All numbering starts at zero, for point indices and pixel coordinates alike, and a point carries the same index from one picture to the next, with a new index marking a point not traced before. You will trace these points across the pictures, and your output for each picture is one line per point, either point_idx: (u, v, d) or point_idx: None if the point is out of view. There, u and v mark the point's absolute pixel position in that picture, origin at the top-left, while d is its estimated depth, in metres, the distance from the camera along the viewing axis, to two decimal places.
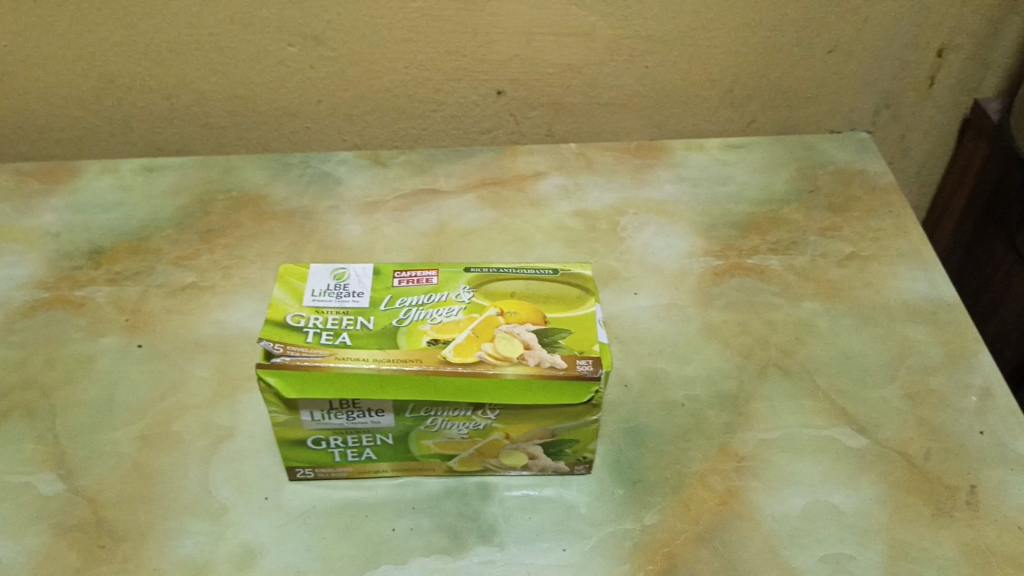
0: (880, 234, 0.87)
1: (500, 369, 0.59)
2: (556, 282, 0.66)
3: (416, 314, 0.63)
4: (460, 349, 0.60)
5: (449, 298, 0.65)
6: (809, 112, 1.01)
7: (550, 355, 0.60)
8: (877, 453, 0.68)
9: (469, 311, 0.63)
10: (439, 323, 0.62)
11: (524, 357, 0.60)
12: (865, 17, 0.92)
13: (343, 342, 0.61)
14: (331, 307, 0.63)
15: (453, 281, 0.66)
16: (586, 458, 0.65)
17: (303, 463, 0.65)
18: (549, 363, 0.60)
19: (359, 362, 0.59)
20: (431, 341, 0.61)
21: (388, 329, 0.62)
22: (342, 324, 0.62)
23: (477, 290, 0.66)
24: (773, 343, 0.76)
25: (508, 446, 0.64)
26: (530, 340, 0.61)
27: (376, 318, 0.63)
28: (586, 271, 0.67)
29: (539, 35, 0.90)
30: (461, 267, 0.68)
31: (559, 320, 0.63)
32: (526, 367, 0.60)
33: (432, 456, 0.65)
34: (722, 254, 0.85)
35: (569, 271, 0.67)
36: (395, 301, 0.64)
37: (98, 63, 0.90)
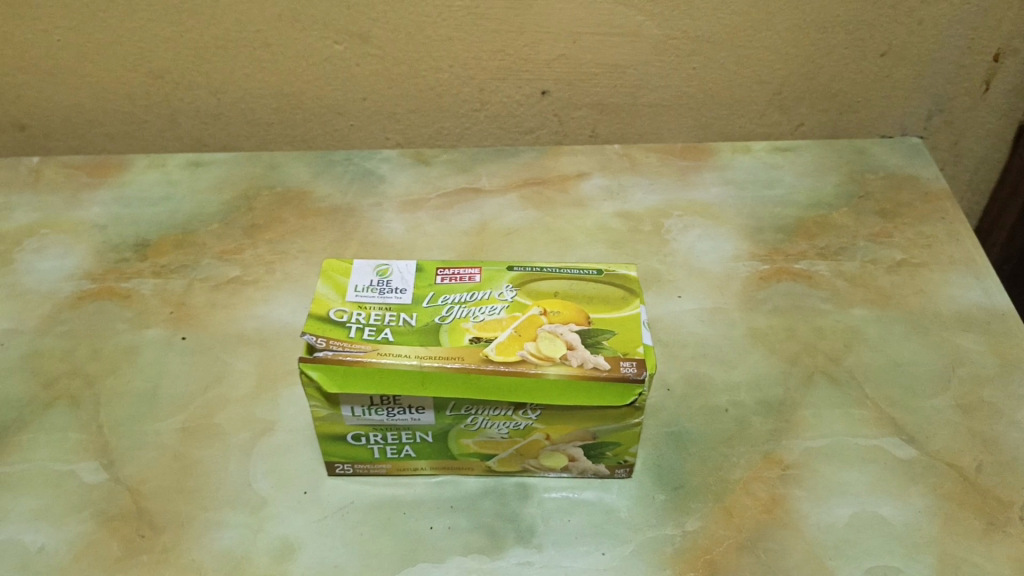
0: (932, 241, 0.84)
1: (543, 368, 0.59)
2: (600, 282, 0.66)
3: (458, 311, 0.63)
4: (502, 348, 0.60)
5: (492, 296, 0.64)
6: (859, 116, 0.99)
7: (593, 356, 0.59)
8: (927, 465, 0.66)
9: (512, 310, 0.63)
10: (481, 321, 0.62)
11: (567, 357, 0.59)
12: (920, 20, 0.90)
13: (385, 338, 0.60)
14: (373, 303, 0.63)
15: (496, 280, 0.66)
16: (627, 461, 0.65)
17: (342, 458, 0.65)
18: (592, 364, 0.59)
19: (401, 357, 0.59)
20: (473, 339, 0.60)
21: (430, 326, 0.62)
22: (385, 319, 0.62)
23: (520, 288, 0.65)
24: (820, 349, 0.75)
25: (548, 447, 0.63)
26: (573, 340, 0.61)
27: (418, 315, 0.63)
28: (630, 272, 0.66)
29: (585, 35, 0.90)
30: (504, 265, 0.67)
31: (603, 321, 0.62)
32: (569, 367, 0.59)
33: (471, 456, 0.64)
34: (769, 258, 0.84)
35: (613, 271, 0.67)
36: (438, 298, 0.64)
37: (148, 59, 0.91)
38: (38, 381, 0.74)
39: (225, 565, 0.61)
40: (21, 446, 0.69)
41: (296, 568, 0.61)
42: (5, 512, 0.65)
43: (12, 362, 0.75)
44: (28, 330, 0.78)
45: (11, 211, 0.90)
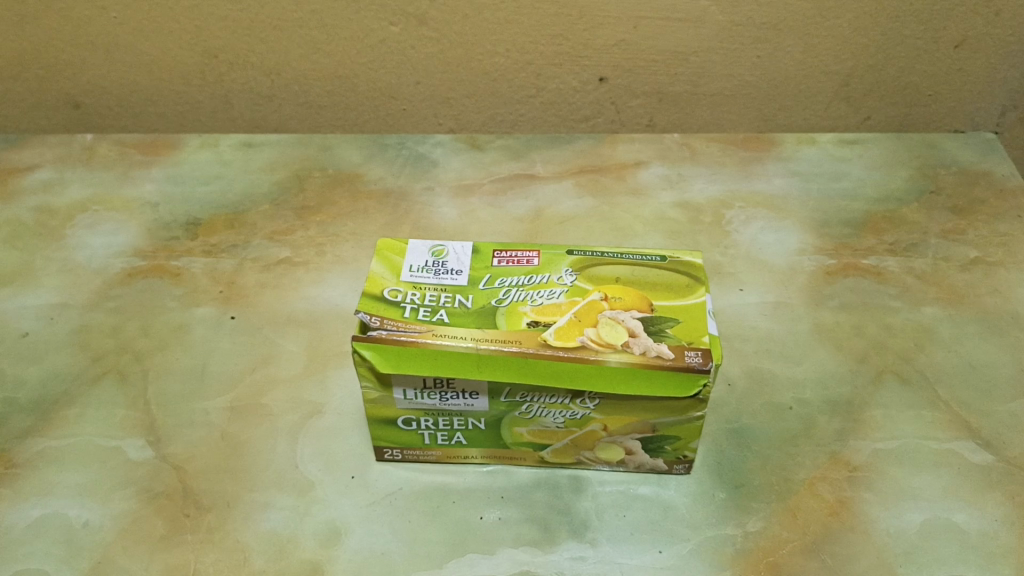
0: (1007, 239, 0.81)
1: (603, 355, 0.56)
2: (664, 268, 0.63)
3: (516, 294, 0.61)
4: (561, 333, 0.58)
5: (551, 279, 0.62)
6: (930, 110, 0.94)
7: (656, 344, 0.57)
8: (1004, 471, 0.63)
9: (572, 294, 0.60)
10: (539, 304, 0.60)
11: (628, 344, 0.57)
12: (998, 9, 0.86)
13: (441, 319, 0.59)
14: (427, 283, 0.61)
15: (556, 263, 0.63)
16: (686, 457, 0.62)
17: (392, 443, 0.63)
18: (656, 352, 0.56)
19: (456, 340, 0.57)
20: (531, 323, 0.58)
21: (486, 308, 0.60)
22: (440, 301, 0.60)
23: (580, 272, 0.63)
24: (891, 348, 0.72)
25: (605, 438, 0.61)
26: (635, 327, 0.58)
27: (474, 297, 0.61)
28: (696, 259, 0.63)
29: (647, 20, 0.87)
30: (564, 248, 0.65)
31: (666, 308, 0.60)
32: (631, 355, 0.56)
33: (524, 445, 0.62)
34: (836, 253, 0.80)
35: (677, 258, 0.64)
36: (495, 281, 0.62)
37: (202, 38, 0.89)
38: (86, 355, 0.73)
39: (271, 548, 0.60)
40: (67, 421, 0.68)
41: (343, 553, 0.59)
42: (50, 486, 0.64)
43: (62, 334, 0.75)
44: (78, 304, 0.77)
45: (65, 187, 0.90)
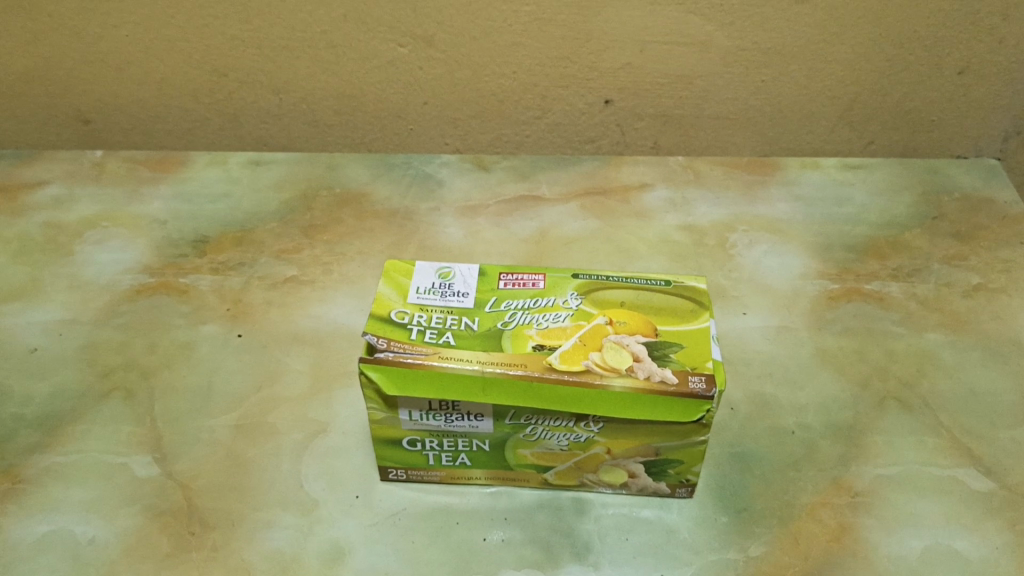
0: (1009, 266, 0.82)
1: (607, 379, 0.57)
2: (668, 293, 0.64)
3: (521, 317, 0.61)
4: (566, 357, 0.58)
5: (556, 303, 0.63)
6: (933, 136, 0.95)
7: (660, 369, 0.57)
8: (1005, 498, 0.63)
9: (577, 318, 0.61)
10: (545, 328, 0.60)
11: (632, 369, 0.57)
12: (1002, 37, 0.87)
13: (447, 341, 0.59)
14: (434, 305, 0.62)
15: (561, 287, 0.64)
16: (689, 480, 0.62)
17: (397, 463, 0.64)
18: (660, 377, 0.57)
19: (462, 362, 0.57)
20: (536, 346, 0.59)
21: (492, 331, 0.60)
22: (446, 322, 0.61)
23: (585, 296, 0.63)
24: (893, 373, 0.72)
25: (608, 461, 0.61)
26: (640, 352, 0.59)
27: (480, 319, 0.61)
28: (700, 284, 0.64)
29: (652, 44, 0.87)
30: (569, 273, 0.66)
31: (671, 333, 0.60)
32: (635, 379, 0.57)
33: (528, 467, 0.62)
34: (838, 277, 0.81)
35: (681, 283, 0.64)
36: (501, 303, 0.63)
37: (213, 57, 0.90)
38: (94, 371, 0.73)
39: (275, 567, 0.60)
40: (74, 437, 0.69)
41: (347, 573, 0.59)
42: (56, 502, 0.64)
43: (70, 350, 0.75)
44: (86, 320, 0.78)
45: (74, 203, 0.91)
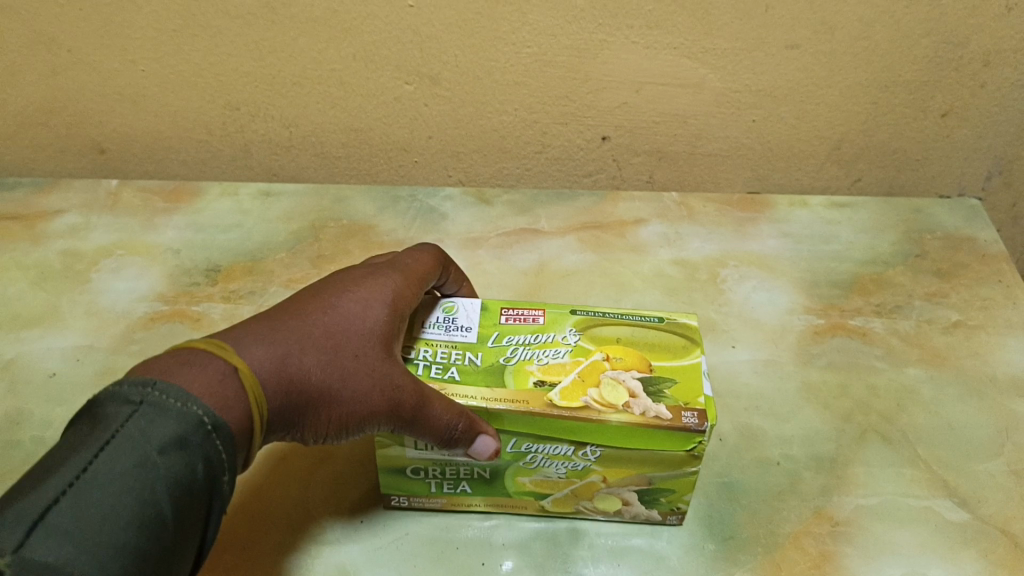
0: (988, 303, 0.85)
1: (606, 414, 0.59)
2: (661, 330, 0.67)
3: (522, 353, 0.64)
4: (566, 394, 0.61)
5: (556, 338, 0.66)
6: (918, 175, 0.99)
7: (654, 406, 0.60)
8: (978, 529, 0.66)
9: (575, 354, 0.64)
10: (545, 364, 0.63)
11: (629, 404, 0.60)
12: (984, 82, 0.89)
13: (452, 376, 0.62)
14: (438, 340, 0.66)
15: (560, 322, 0.67)
16: (681, 508, 0.65)
17: (400, 491, 0.67)
18: (654, 412, 0.59)
19: (467, 398, 0.60)
20: (538, 382, 0.62)
21: (494, 366, 0.63)
22: (449, 358, 0.64)
23: (584, 331, 0.67)
24: (875, 407, 0.75)
25: (603, 489, 0.64)
26: (636, 389, 0.61)
27: (483, 354, 0.65)
28: (691, 322, 0.67)
29: (648, 84, 0.90)
30: (568, 308, 0.69)
31: (664, 368, 0.63)
32: (632, 415, 0.59)
33: (526, 494, 0.65)
34: (824, 313, 0.85)
35: (674, 320, 0.68)
36: (502, 339, 0.66)
37: (225, 92, 0.93)
38: None
39: None
40: None
41: None
42: None
43: (87, 376, 0.79)
44: (103, 347, 0.82)
45: (90, 231, 0.96)
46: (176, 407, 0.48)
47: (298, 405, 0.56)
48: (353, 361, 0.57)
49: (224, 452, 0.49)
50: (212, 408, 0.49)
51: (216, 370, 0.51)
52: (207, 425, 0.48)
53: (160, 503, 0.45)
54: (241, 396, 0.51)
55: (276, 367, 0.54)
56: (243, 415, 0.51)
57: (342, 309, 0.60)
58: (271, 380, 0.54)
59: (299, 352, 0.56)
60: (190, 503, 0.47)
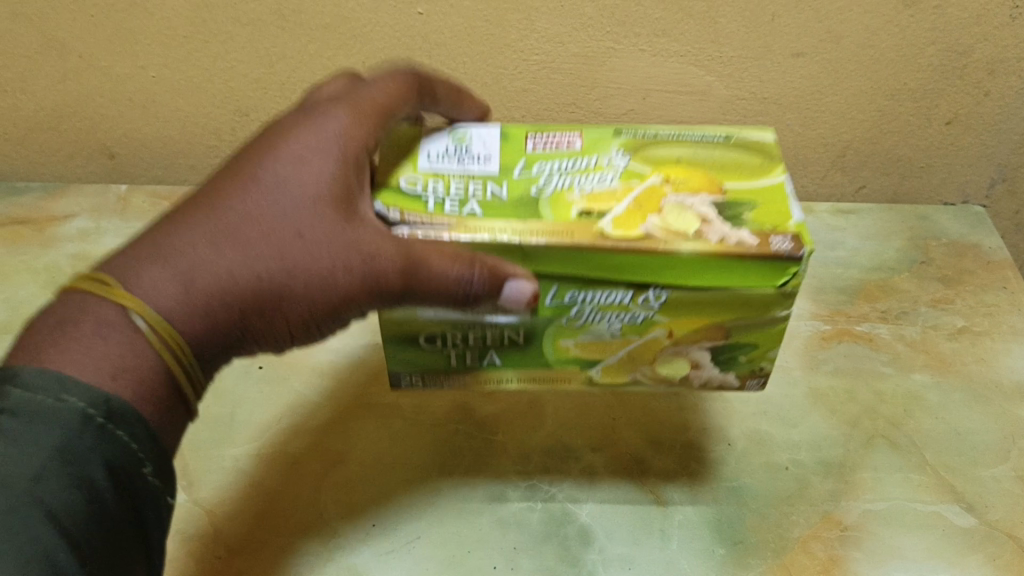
0: (993, 310, 0.86)
1: (675, 244, 0.52)
2: (730, 149, 0.60)
3: (559, 181, 0.58)
4: (620, 223, 0.53)
5: (598, 162, 0.60)
6: (922, 182, 0.99)
7: (736, 232, 0.53)
8: (985, 534, 0.67)
9: (627, 179, 0.58)
10: (590, 192, 0.57)
11: (703, 231, 0.53)
12: (988, 90, 0.90)
13: (472, 211, 0.56)
14: (452, 172, 0.59)
15: (602, 145, 0.61)
16: (761, 370, 0.58)
17: (415, 367, 0.59)
18: (737, 239, 0.52)
19: (493, 233, 0.53)
20: (583, 212, 0.55)
21: (524, 197, 0.57)
22: (468, 190, 0.58)
23: (633, 153, 0.60)
24: (882, 413, 0.76)
25: (669, 350, 0.57)
26: (706, 214, 0.55)
27: (509, 185, 0.58)
28: (766, 139, 0.61)
29: (655, 92, 0.91)
30: (613, 129, 0.63)
31: (740, 193, 0.57)
32: (707, 243, 0.52)
33: (570, 362, 0.58)
34: (831, 318, 0.85)
35: (742, 136, 0.61)
36: (532, 167, 0.60)
37: (234, 98, 0.94)
38: None
39: None
40: None
41: None
42: None
43: None
44: None
45: (100, 236, 0.98)
46: (51, 409, 0.47)
47: (263, 305, 0.55)
48: (302, 243, 0.55)
49: (124, 434, 0.50)
50: (91, 394, 0.49)
51: (102, 317, 0.51)
52: (93, 417, 0.48)
53: (54, 511, 0.46)
54: (181, 320, 0.52)
55: (218, 279, 0.53)
56: (151, 379, 0.51)
57: (280, 180, 0.56)
58: (215, 293, 0.53)
59: (236, 252, 0.54)
60: (94, 495, 0.48)
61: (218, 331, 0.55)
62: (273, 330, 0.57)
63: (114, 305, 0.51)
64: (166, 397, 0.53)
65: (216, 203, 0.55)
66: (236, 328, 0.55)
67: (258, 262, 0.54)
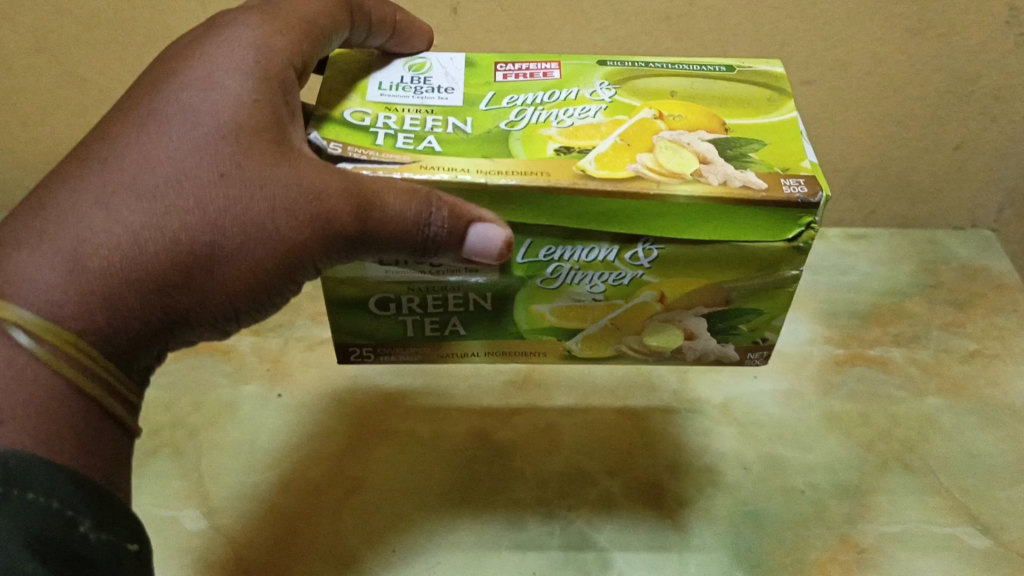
0: (1004, 332, 0.87)
1: (670, 186, 0.47)
2: (733, 80, 0.55)
3: (534, 114, 0.52)
4: (605, 163, 0.48)
5: (581, 95, 0.54)
6: (931, 208, 1.00)
7: (739, 173, 0.48)
8: (1002, 556, 0.67)
9: (613, 113, 0.52)
10: (570, 128, 0.51)
11: (701, 172, 0.48)
12: (994, 116, 0.91)
13: (429, 147, 0.50)
14: (408, 105, 0.53)
15: (582, 77, 0.56)
16: (766, 340, 0.54)
17: (365, 339, 0.55)
18: (742, 181, 0.47)
19: (453, 171, 0.47)
20: (560, 149, 0.49)
21: (490, 132, 0.51)
22: (426, 123, 0.51)
23: (621, 85, 0.55)
24: (897, 436, 0.76)
25: (660, 314, 0.52)
26: (705, 154, 0.49)
27: (472, 121, 0.52)
28: (777, 70, 0.56)
29: None
30: (594, 61, 0.57)
31: (745, 129, 0.52)
32: (706, 186, 0.47)
33: (546, 331, 0.54)
34: (843, 342, 0.86)
35: (747, 67, 0.56)
36: (501, 99, 0.54)
37: None
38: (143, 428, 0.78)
39: None
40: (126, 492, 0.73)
41: None
42: None
43: None
44: None
45: None
46: None
47: (187, 272, 0.46)
48: (224, 184, 0.46)
49: (37, 496, 0.43)
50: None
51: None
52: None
53: None
54: (79, 312, 0.45)
55: (125, 243, 0.45)
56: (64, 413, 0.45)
57: (186, 109, 0.47)
58: (122, 263, 0.45)
59: (141, 209, 0.46)
60: None
61: (137, 314, 0.46)
62: (208, 309, 0.48)
63: (2, 335, 0.44)
64: (95, 433, 0.46)
65: (112, 152, 0.47)
66: (162, 304, 0.47)
67: (177, 212, 0.46)
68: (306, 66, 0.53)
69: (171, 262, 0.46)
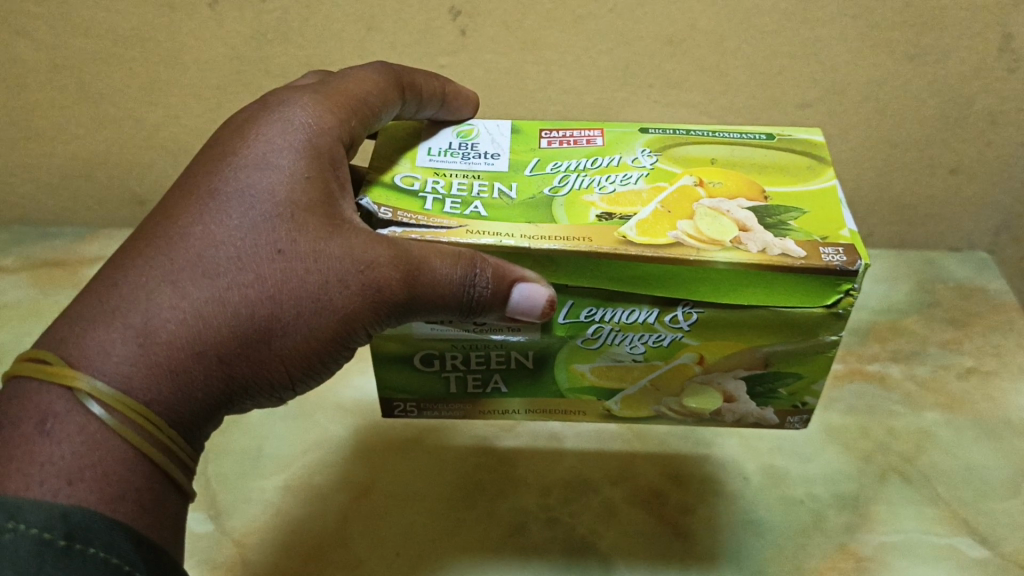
0: (1000, 350, 0.88)
1: (709, 253, 0.48)
2: (772, 149, 0.57)
3: (577, 181, 0.54)
4: (647, 229, 0.50)
5: (623, 161, 0.56)
6: (928, 230, 1.02)
7: (779, 241, 0.49)
8: (999, 565, 0.68)
9: (654, 180, 0.54)
10: (612, 194, 0.53)
11: (741, 240, 0.49)
12: (990, 141, 0.93)
13: (476, 213, 0.52)
14: (455, 171, 0.55)
15: (623, 144, 0.58)
16: (805, 405, 0.55)
17: (411, 395, 0.57)
18: (781, 249, 0.49)
19: (498, 236, 0.50)
20: (603, 215, 0.51)
21: (535, 198, 0.53)
22: (472, 189, 0.54)
23: (661, 152, 0.57)
24: (895, 449, 0.78)
25: (698, 377, 0.53)
26: (745, 221, 0.51)
27: (518, 186, 0.54)
28: (813, 140, 0.58)
29: None
30: (637, 128, 0.59)
31: (782, 197, 0.53)
32: (745, 253, 0.48)
33: (586, 390, 0.55)
34: (842, 359, 0.87)
35: (785, 137, 0.58)
36: (546, 164, 0.56)
37: None
38: None
39: None
40: None
41: None
42: None
43: None
44: None
45: None
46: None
47: (249, 343, 0.48)
48: (281, 259, 0.48)
49: (99, 550, 0.41)
50: (46, 516, 0.40)
51: (49, 411, 0.43)
52: (52, 542, 0.40)
53: None
54: (146, 384, 0.45)
55: (188, 322, 0.46)
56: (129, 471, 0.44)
57: (242, 187, 0.49)
58: (189, 338, 0.46)
59: (207, 286, 0.47)
60: None
61: (201, 387, 0.47)
62: (266, 377, 0.49)
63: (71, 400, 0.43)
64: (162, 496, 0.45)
65: (171, 232, 0.48)
66: (226, 374, 0.48)
67: (239, 289, 0.47)
68: (354, 141, 0.55)
69: (234, 336, 0.47)
